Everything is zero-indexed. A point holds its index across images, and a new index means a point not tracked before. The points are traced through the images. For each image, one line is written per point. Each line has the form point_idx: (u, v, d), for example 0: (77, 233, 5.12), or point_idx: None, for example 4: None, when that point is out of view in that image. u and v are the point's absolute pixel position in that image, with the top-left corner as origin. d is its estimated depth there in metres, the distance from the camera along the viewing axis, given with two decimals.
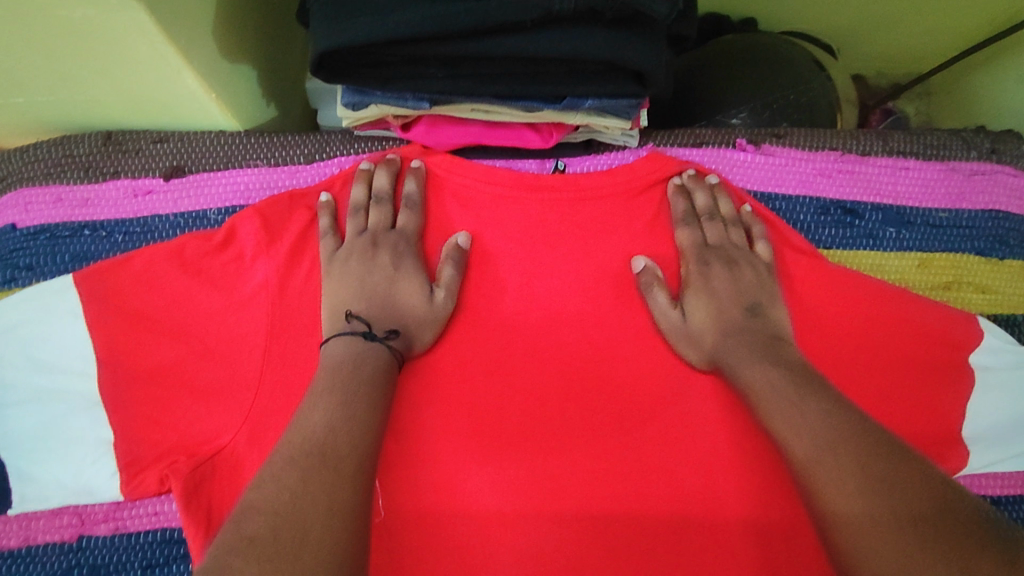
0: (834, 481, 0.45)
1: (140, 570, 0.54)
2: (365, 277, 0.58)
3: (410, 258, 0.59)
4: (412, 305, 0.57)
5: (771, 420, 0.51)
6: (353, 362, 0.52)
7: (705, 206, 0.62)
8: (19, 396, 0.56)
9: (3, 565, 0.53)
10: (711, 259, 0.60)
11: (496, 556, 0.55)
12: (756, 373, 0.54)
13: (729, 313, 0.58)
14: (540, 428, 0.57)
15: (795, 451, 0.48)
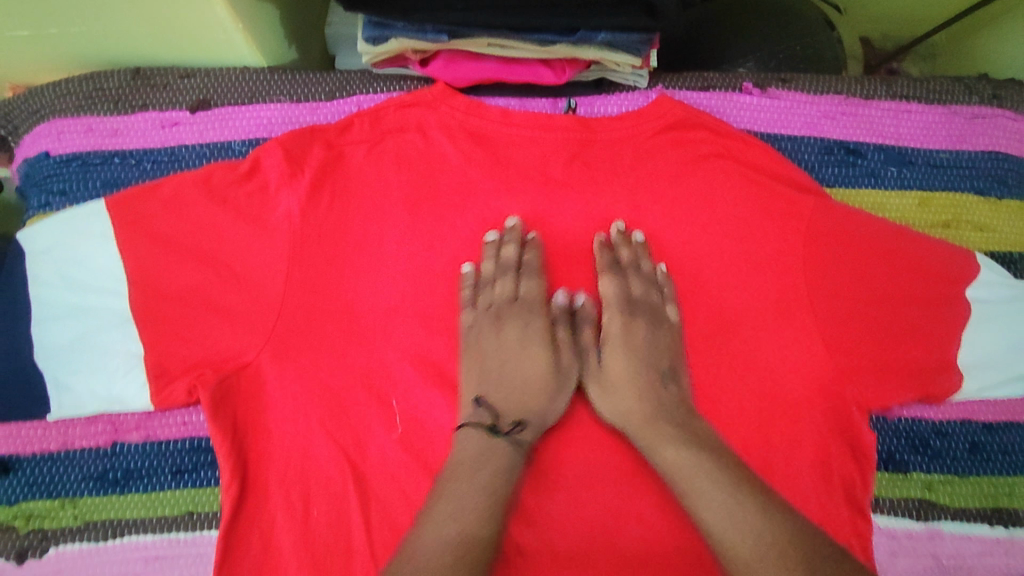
0: (743, 540, 0.51)
1: (172, 475, 0.57)
2: (496, 372, 0.62)
3: (516, 319, 0.63)
4: (539, 376, 0.62)
5: (668, 464, 0.57)
6: (483, 458, 0.57)
7: (609, 265, 0.64)
8: (54, 312, 0.58)
9: (41, 468, 0.56)
10: (636, 324, 0.62)
11: None
12: (671, 453, 0.57)
13: (647, 369, 0.61)
14: (546, 351, 0.62)
15: (707, 525, 0.53)
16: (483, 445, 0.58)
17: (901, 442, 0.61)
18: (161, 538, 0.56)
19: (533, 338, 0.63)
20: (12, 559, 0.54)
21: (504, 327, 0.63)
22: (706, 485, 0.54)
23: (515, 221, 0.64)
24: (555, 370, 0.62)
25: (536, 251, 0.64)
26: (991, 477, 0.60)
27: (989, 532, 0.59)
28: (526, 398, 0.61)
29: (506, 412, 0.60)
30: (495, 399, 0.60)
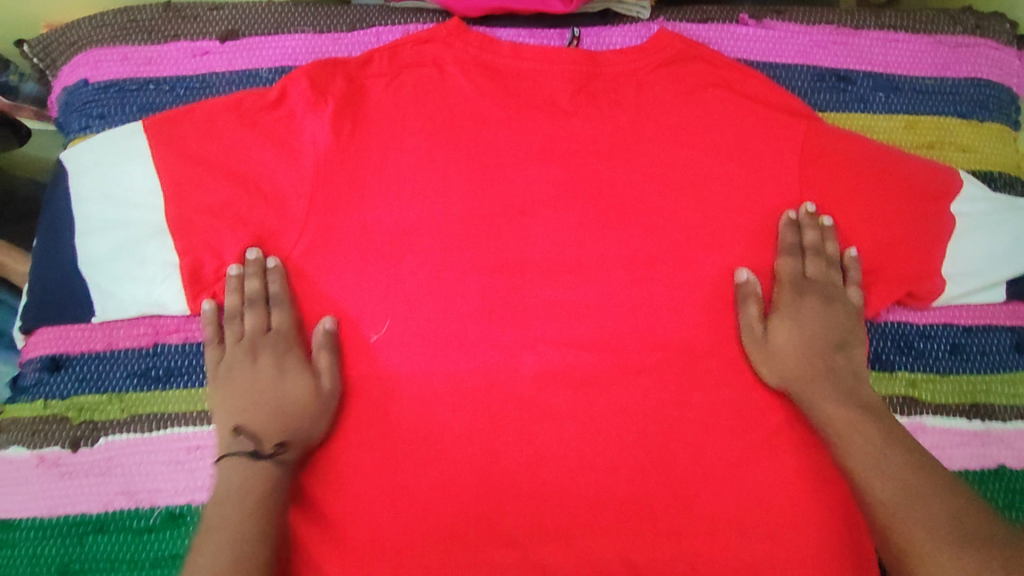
0: (908, 522, 0.52)
1: (208, 373, 0.61)
2: (231, 400, 0.59)
3: (326, 352, 0.61)
4: (300, 398, 0.60)
5: (829, 419, 0.60)
6: (236, 477, 0.56)
7: (816, 244, 0.64)
8: (95, 225, 0.62)
9: (89, 365, 0.60)
10: (808, 292, 0.64)
11: (519, 372, 0.63)
12: (834, 410, 0.60)
13: (817, 343, 0.63)
14: (558, 266, 0.64)
15: (876, 493, 0.55)
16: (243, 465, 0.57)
17: (888, 344, 0.65)
18: (201, 430, 0.60)
19: (292, 366, 0.61)
20: (67, 447, 0.59)
21: (291, 360, 0.61)
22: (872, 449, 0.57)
23: (312, 248, 0.62)
24: (312, 390, 0.60)
25: (277, 282, 0.61)
26: (969, 375, 0.64)
27: (967, 425, 0.63)
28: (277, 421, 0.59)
29: (274, 437, 0.58)
30: (245, 418, 0.59)
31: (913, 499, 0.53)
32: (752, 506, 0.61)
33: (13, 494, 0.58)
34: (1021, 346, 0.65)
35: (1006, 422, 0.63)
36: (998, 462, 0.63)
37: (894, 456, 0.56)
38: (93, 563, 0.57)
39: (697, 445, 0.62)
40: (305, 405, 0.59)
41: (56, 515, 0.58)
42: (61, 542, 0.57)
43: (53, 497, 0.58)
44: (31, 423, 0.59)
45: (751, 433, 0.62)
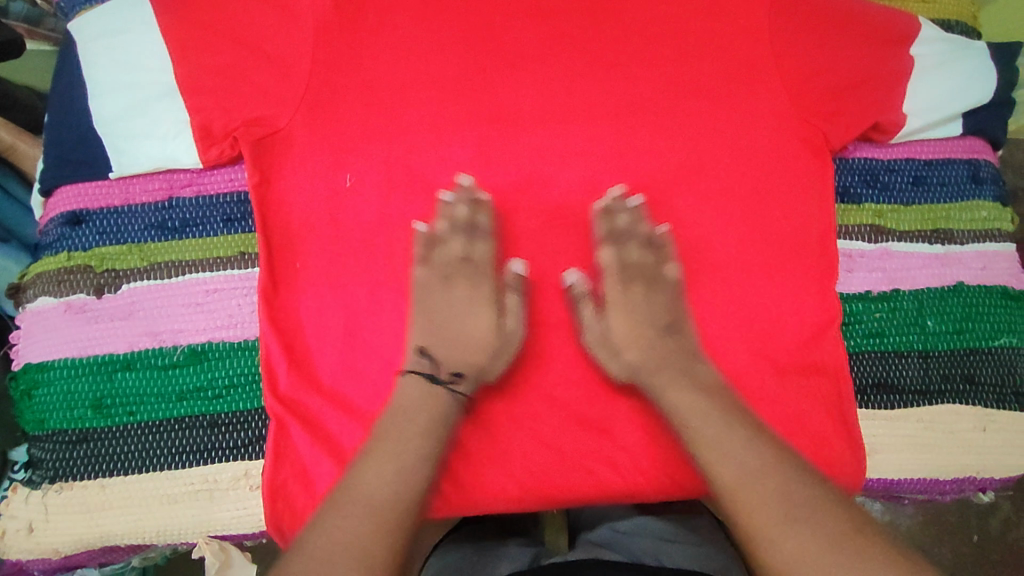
0: (759, 508, 0.53)
1: (222, 223, 0.65)
2: (454, 336, 0.63)
3: (483, 287, 0.65)
4: (481, 336, 0.63)
5: (673, 406, 0.60)
6: (415, 399, 0.59)
7: (626, 227, 0.66)
8: (106, 89, 0.65)
9: (108, 219, 0.64)
10: (632, 280, 0.65)
11: (517, 216, 0.67)
12: (682, 397, 0.60)
13: (646, 328, 0.64)
14: (549, 118, 0.68)
15: (724, 482, 0.55)
16: (418, 387, 0.60)
17: (856, 179, 0.70)
18: (218, 274, 0.63)
19: (475, 309, 0.64)
20: (92, 294, 0.62)
21: (460, 284, 0.64)
22: (712, 419, 0.57)
23: (469, 179, 0.66)
24: (494, 330, 0.63)
25: (486, 214, 0.65)
26: (931, 205, 0.70)
27: (929, 249, 0.69)
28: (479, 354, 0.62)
29: (454, 362, 0.62)
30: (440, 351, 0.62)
31: (756, 474, 0.54)
32: (733, 337, 0.65)
33: (45, 338, 0.62)
34: (977, 177, 0.71)
35: (964, 244, 0.69)
36: (956, 280, 0.68)
37: (746, 441, 0.56)
38: (123, 397, 0.60)
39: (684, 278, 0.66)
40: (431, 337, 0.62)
41: (86, 355, 0.61)
42: (92, 379, 0.61)
43: (81, 339, 0.62)
44: (56, 274, 0.63)
45: (735, 264, 0.67)
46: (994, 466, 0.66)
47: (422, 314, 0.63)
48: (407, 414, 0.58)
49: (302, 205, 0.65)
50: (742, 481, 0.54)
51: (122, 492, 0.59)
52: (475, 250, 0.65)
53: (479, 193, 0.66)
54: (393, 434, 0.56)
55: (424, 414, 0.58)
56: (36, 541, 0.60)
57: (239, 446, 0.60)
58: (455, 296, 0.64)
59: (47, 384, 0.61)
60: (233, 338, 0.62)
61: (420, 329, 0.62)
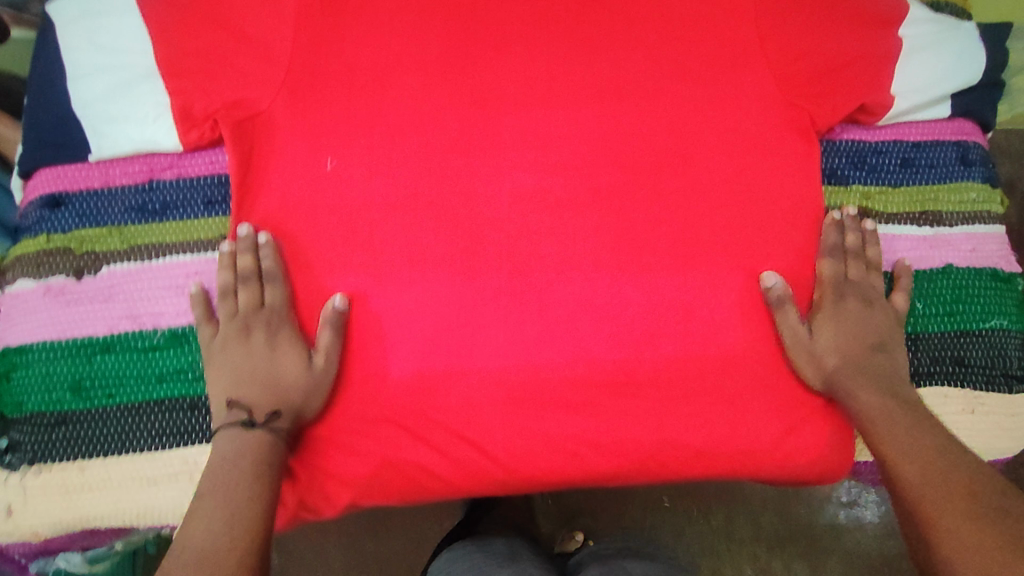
0: (940, 503, 0.52)
1: (202, 206, 0.64)
2: (267, 381, 0.60)
3: (283, 330, 0.61)
4: (291, 375, 0.60)
5: (863, 411, 0.61)
6: (234, 448, 0.57)
7: (841, 245, 0.66)
8: (86, 71, 0.64)
9: (87, 202, 0.63)
10: (847, 295, 0.65)
11: (501, 196, 0.65)
12: (870, 401, 0.61)
13: (856, 347, 0.64)
14: (534, 99, 0.67)
15: (909, 478, 0.55)
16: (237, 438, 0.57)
17: (844, 161, 0.69)
18: (198, 258, 0.63)
19: (258, 356, 0.60)
20: (71, 276, 0.62)
21: (251, 325, 0.61)
22: (901, 421, 0.58)
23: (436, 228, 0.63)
24: (302, 370, 0.60)
25: (270, 257, 0.62)
26: (919, 187, 0.69)
27: (917, 232, 0.68)
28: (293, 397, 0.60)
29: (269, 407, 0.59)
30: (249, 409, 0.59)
31: (938, 470, 0.54)
32: (721, 320, 0.64)
33: (23, 321, 0.62)
34: (966, 159, 0.70)
35: (953, 227, 0.68)
36: (945, 263, 0.67)
37: (927, 437, 0.57)
38: (103, 380, 0.60)
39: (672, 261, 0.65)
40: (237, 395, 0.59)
41: (65, 338, 0.61)
42: (71, 362, 0.60)
43: (61, 322, 0.61)
44: (35, 257, 0.62)
45: (724, 247, 0.66)
46: (982, 448, 0.65)
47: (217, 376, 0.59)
48: (234, 456, 0.56)
49: (282, 187, 0.64)
50: (926, 477, 0.54)
51: (101, 474, 0.59)
52: (267, 297, 0.62)
53: (260, 235, 0.62)
54: (220, 479, 0.55)
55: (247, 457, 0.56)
56: (15, 523, 0.59)
57: (218, 428, 0.60)
58: (248, 344, 0.60)
59: (25, 367, 0.61)
60: (214, 321, 0.62)
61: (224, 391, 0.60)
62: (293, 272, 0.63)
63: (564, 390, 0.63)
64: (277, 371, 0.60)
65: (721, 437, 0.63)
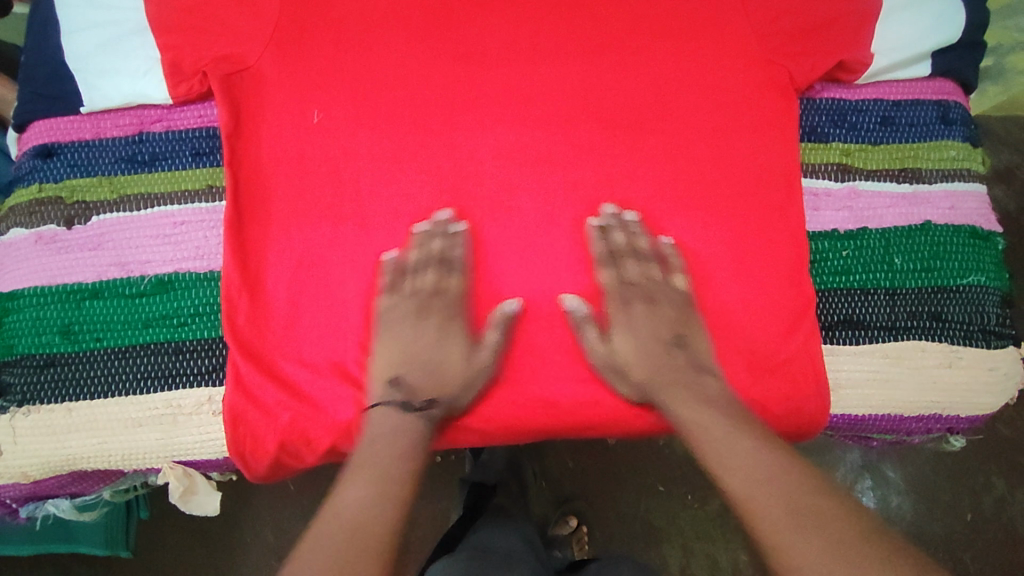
0: (775, 516, 0.54)
1: (191, 157, 0.66)
2: (448, 373, 0.63)
3: (457, 320, 0.64)
4: (456, 364, 0.63)
5: (682, 420, 0.62)
6: (396, 431, 0.60)
7: (624, 248, 0.65)
8: (78, 25, 0.66)
9: (79, 153, 0.65)
10: (633, 300, 0.65)
11: (482, 151, 0.66)
12: (688, 411, 0.61)
13: (653, 347, 0.64)
14: (516, 56, 0.68)
15: (734, 491, 0.57)
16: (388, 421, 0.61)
17: (824, 119, 0.70)
18: (186, 207, 0.64)
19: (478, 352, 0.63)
20: (62, 225, 0.63)
21: (416, 321, 0.63)
22: (725, 436, 0.59)
23: (447, 212, 0.64)
24: (466, 358, 0.63)
25: (461, 246, 0.64)
26: (899, 145, 0.70)
27: (897, 188, 0.68)
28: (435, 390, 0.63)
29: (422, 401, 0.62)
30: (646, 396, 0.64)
31: (784, 487, 0.56)
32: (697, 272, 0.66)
33: (15, 267, 0.63)
34: (947, 118, 0.70)
35: (933, 184, 0.69)
36: (924, 219, 0.68)
37: (760, 452, 0.58)
38: (92, 324, 0.61)
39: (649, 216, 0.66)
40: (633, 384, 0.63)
41: (56, 284, 0.62)
42: (61, 307, 0.62)
43: (51, 268, 0.62)
44: (27, 206, 0.63)
45: (703, 203, 0.66)
46: (961, 403, 0.66)
47: (623, 373, 0.63)
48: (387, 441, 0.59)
49: (269, 140, 0.66)
50: (753, 490, 0.56)
51: (87, 416, 0.60)
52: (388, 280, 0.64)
53: (422, 223, 0.64)
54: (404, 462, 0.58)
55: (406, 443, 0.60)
56: (6, 464, 0.61)
57: (204, 371, 0.61)
58: (452, 337, 0.64)
59: (16, 311, 0.62)
60: (201, 269, 0.63)
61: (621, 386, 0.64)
62: (476, 265, 0.65)
63: (544, 340, 0.64)
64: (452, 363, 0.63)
65: None
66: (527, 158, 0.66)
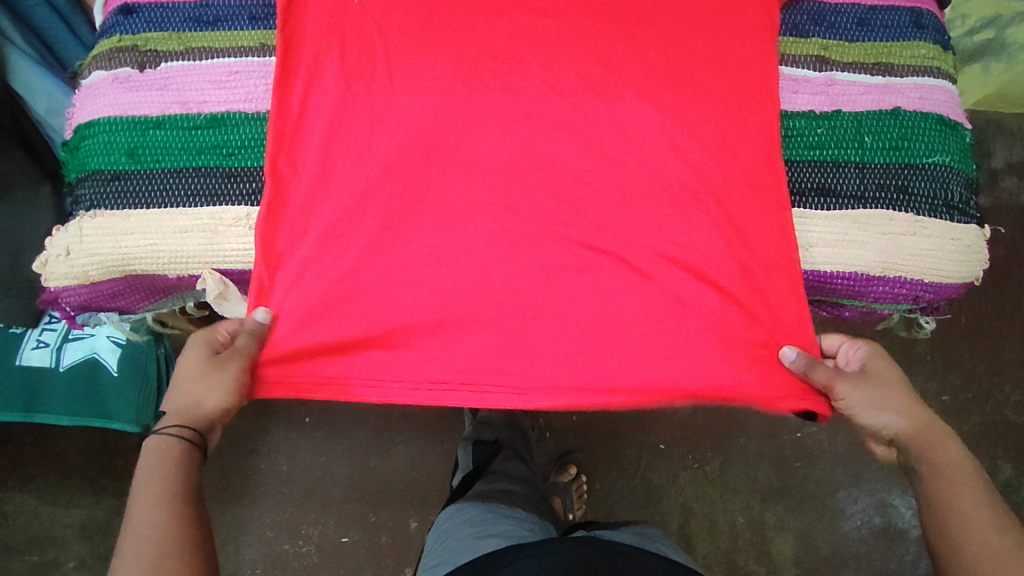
0: (1008, 559, 0.60)
1: (248, 21, 0.76)
2: (181, 389, 0.67)
3: (210, 343, 0.70)
4: (196, 373, 0.67)
5: (938, 461, 0.67)
6: (156, 458, 0.63)
7: (873, 364, 0.73)
8: None
9: (155, 12, 0.76)
10: (881, 384, 0.71)
11: (497, 33, 0.76)
12: (944, 459, 0.67)
13: (903, 423, 0.69)
14: None
15: (970, 529, 0.62)
16: (170, 445, 0.64)
17: (805, 19, 0.78)
18: (241, 60, 0.75)
19: (201, 370, 0.68)
20: (136, 68, 0.74)
21: (186, 357, 0.69)
22: (973, 483, 0.65)
23: (497, 106, 0.74)
24: (205, 367, 0.68)
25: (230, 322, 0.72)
26: (873, 43, 0.77)
27: (870, 79, 0.76)
28: (201, 417, 0.67)
29: (203, 419, 0.67)
30: (911, 422, 0.69)
31: (996, 527, 0.62)
32: (685, 145, 0.73)
33: (95, 101, 0.74)
34: (919, 23, 0.78)
35: (903, 77, 0.76)
36: (894, 106, 0.75)
37: (987, 500, 0.64)
38: (154, 148, 0.72)
39: (642, 96, 0.74)
40: (906, 408, 0.70)
41: (127, 116, 0.73)
42: (130, 134, 0.72)
43: (124, 102, 0.73)
44: (108, 53, 0.75)
45: (690, 89, 0.74)
46: (923, 267, 0.72)
47: (882, 388, 0.71)
48: (151, 470, 0.62)
49: (314, 11, 0.75)
50: (995, 540, 0.61)
51: (145, 221, 0.70)
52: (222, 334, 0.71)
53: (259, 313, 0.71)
54: (154, 480, 0.62)
55: (173, 464, 0.63)
56: (71, 263, 0.71)
57: (249, 194, 0.72)
58: (189, 361, 0.68)
59: (93, 136, 0.73)
60: (250, 110, 0.74)
61: (879, 405, 0.70)
62: (315, 138, 0.73)
63: (539, 192, 0.72)
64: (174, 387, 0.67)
65: (673, 241, 0.72)
66: (535, 40, 0.75)
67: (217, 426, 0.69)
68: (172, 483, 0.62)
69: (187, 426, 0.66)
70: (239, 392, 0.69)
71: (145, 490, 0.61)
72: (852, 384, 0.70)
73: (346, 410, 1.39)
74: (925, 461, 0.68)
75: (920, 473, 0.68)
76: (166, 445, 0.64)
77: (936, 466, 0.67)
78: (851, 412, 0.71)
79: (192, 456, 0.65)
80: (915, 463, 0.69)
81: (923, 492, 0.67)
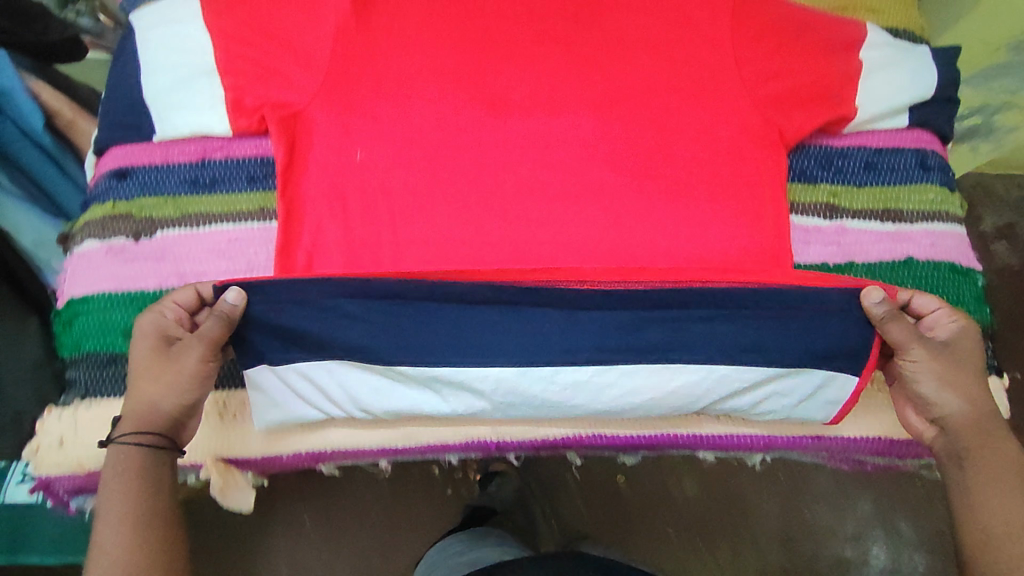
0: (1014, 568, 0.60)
1: (247, 181, 0.75)
2: (135, 386, 0.65)
3: (163, 334, 0.65)
4: (151, 374, 0.64)
5: (987, 456, 0.66)
6: (115, 469, 0.62)
7: (952, 339, 0.69)
8: (157, 67, 0.75)
9: (149, 175, 0.74)
10: (953, 358, 0.68)
11: (503, 187, 0.74)
12: (992, 458, 0.66)
13: (962, 403, 0.67)
14: (535, 105, 0.77)
15: (981, 531, 0.63)
16: (131, 454, 0.63)
17: (813, 163, 0.78)
18: (241, 226, 0.73)
19: (156, 367, 0.65)
20: (130, 238, 0.72)
21: (137, 346, 0.65)
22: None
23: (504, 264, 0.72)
24: (158, 356, 0.65)
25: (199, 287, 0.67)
26: (881, 187, 0.77)
27: (881, 226, 0.76)
28: (156, 419, 0.64)
29: (162, 418, 0.65)
30: (968, 412, 0.67)
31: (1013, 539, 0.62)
32: (704, 299, 0.71)
33: (87, 274, 0.71)
34: (925, 164, 0.78)
35: (914, 223, 0.76)
36: (906, 255, 0.75)
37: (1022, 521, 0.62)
38: None
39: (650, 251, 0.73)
40: (971, 394, 0.67)
41: (123, 291, 0.70)
42: (125, 311, 0.69)
43: (119, 277, 0.70)
44: (101, 221, 0.72)
45: (699, 241, 0.73)
46: None
47: (958, 369, 0.68)
48: (108, 474, 0.62)
49: (314, 170, 0.73)
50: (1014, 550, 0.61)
51: None
52: (182, 302, 0.67)
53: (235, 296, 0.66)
54: (112, 512, 0.60)
55: (135, 478, 0.62)
56: (66, 453, 0.68)
57: None
58: (139, 356, 0.65)
59: (85, 313, 0.70)
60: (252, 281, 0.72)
61: (943, 383, 0.67)
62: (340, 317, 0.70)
63: (549, 205, 0.74)
64: (131, 388, 0.65)
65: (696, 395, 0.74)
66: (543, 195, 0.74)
67: (183, 422, 0.67)
68: (136, 522, 0.60)
69: (146, 433, 0.63)
70: (200, 384, 0.66)
71: (107, 526, 0.60)
72: (923, 352, 0.68)
73: (345, 510, 1.28)
74: (967, 449, 0.67)
75: (961, 460, 0.67)
76: (128, 452, 0.63)
77: (981, 458, 0.66)
78: (908, 376, 0.69)
79: (158, 460, 0.64)
80: (957, 449, 0.67)
81: (951, 481, 0.67)
